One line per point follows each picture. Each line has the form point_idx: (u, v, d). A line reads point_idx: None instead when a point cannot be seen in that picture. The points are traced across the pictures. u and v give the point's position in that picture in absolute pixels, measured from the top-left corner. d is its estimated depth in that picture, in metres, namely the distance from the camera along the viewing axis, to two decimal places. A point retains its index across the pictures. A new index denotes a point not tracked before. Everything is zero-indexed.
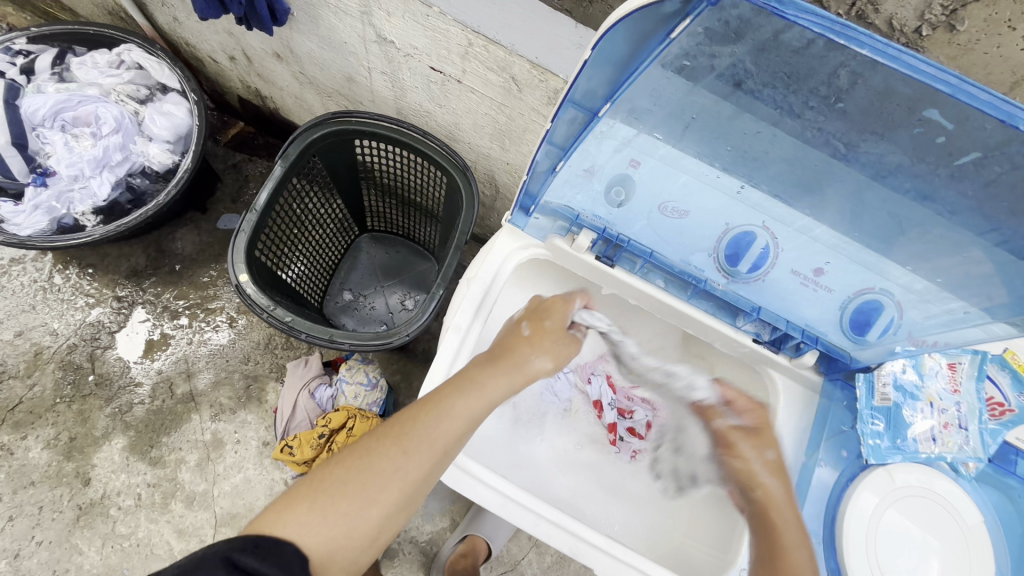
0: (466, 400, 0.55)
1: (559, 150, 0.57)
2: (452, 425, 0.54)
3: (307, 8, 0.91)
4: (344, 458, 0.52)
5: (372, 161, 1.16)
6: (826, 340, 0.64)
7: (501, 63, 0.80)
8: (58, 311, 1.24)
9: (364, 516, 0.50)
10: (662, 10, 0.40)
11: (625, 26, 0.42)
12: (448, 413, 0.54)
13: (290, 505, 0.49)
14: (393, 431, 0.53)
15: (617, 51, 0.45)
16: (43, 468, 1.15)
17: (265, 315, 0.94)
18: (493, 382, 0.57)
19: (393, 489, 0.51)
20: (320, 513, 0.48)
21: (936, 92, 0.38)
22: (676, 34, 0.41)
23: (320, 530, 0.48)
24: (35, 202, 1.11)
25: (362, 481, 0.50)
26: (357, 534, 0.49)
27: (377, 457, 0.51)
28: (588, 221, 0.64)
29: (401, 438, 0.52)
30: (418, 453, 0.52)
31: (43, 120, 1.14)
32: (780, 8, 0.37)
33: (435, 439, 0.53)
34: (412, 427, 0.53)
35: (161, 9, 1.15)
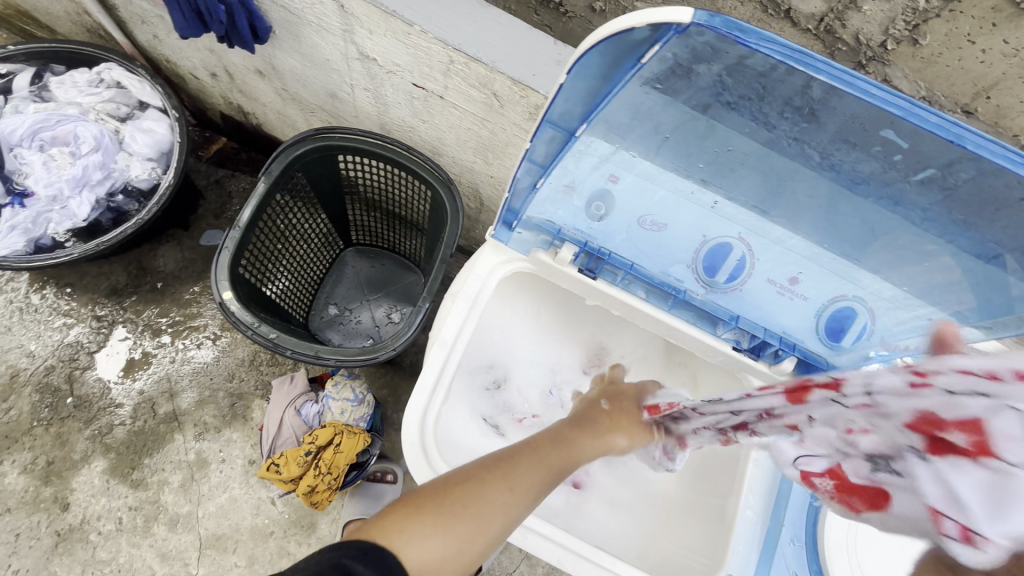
0: (565, 455, 0.59)
1: (540, 167, 0.58)
2: (549, 475, 0.57)
3: (289, 26, 0.92)
4: (461, 477, 0.54)
5: (357, 175, 1.17)
6: (803, 346, 0.66)
7: (483, 79, 0.81)
8: (35, 332, 1.21)
9: (472, 541, 0.52)
10: (632, 37, 0.42)
11: (599, 51, 0.44)
12: (553, 465, 0.58)
13: (410, 520, 0.51)
14: (500, 467, 0.55)
15: (592, 75, 0.47)
16: (20, 494, 1.12)
17: (250, 332, 0.93)
18: (582, 446, 0.62)
19: (501, 523, 0.53)
20: (441, 528, 0.51)
21: (888, 112, 0.40)
22: (647, 59, 0.43)
23: (438, 546, 0.51)
24: (12, 222, 1.09)
25: (477, 508, 0.53)
26: (463, 557, 0.52)
27: (490, 487, 0.54)
28: (570, 235, 0.65)
29: (509, 475, 0.55)
30: (523, 495, 0.54)
31: (21, 140, 1.14)
32: (743, 37, 0.40)
33: (536, 486, 0.56)
34: (522, 467, 0.56)
35: (140, 26, 1.15)
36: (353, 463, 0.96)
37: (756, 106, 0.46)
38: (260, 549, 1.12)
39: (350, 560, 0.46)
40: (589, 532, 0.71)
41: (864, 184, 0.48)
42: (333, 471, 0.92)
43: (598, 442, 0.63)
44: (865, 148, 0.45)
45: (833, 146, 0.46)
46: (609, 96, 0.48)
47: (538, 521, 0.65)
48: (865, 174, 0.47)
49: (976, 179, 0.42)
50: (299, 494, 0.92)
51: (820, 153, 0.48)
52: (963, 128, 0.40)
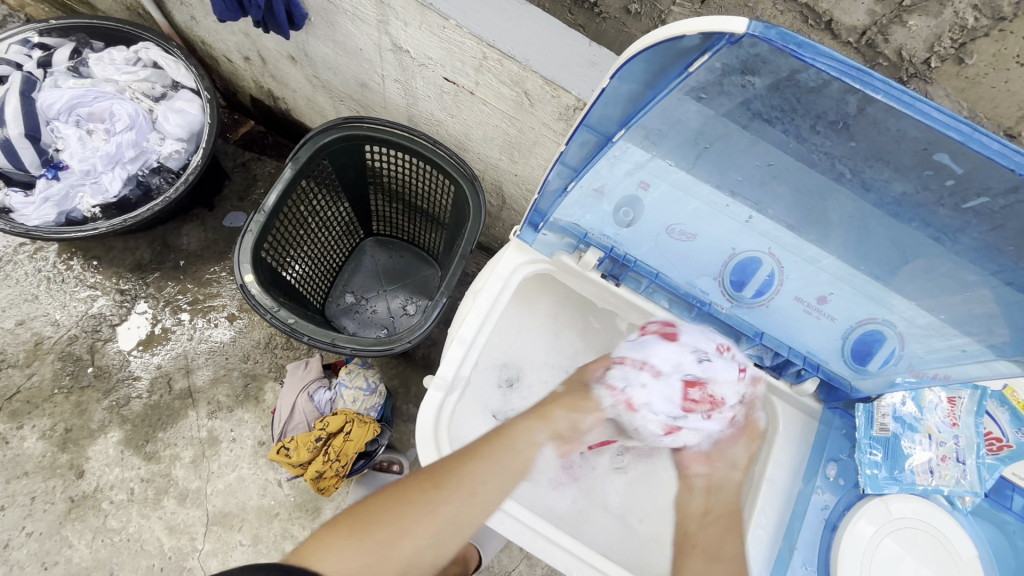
0: (498, 442, 0.61)
1: (572, 171, 0.57)
2: (476, 464, 0.58)
3: (324, 14, 0.92)
4: (383, 492, 0.58)
5: (381, 166, 1.17)
6: (827, 367, 0.64)
7: (515, 77, 0.81)
8: (61, 301, 1.24)
9: (396, 544, 0.54)
10: (681, 45, 0.42)
11: (644, 58, 0.44)
12: (483, 455, 0.59)
13: (330, 532, 0.54)
14: (428, 470, 0.59)
15: (636, 81, 0.46)
16: (38, 458, 1.15)
17: (268, 316, 0.94)
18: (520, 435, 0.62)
19: (423, 525, 0.55)
20: (359, 539, 0.53)
21: (945, 137, 0.39)
22: (694, 68, 0.43)
23: (357, 556, 0.52)
24: (45, 194, 1.12)
25: (399, 510, 0.55)
26: (390, 564, 0.53)
27: (409, 491, 0.57)
28: (596, 239, 0.64)
29: (433, 475, 0.58)
30: (449, 488, 0.57)
31: (58, 114, 1.15)
32: (799, 50, 0.39)
33: (455, 480, 0.57)
34: (444, 464, 0.59)
35: (178, 7, 1.17)
36: (362, 451, 0.97)
37: (798, 120, 0.45)
38: (265, 529, 1.14)
39: None
40: (592, 539, 0.71)
41: (905, 211, 0.47)
42: (341, 458, 0.93)
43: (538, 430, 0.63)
44: (904, 170, 0.44)
45: (877, 171, 0.45)
46: (654, 101, 0.47)
47: (545, 525, 0.65)
48: (907, 198, 0.46)
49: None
50: (306, 479, 0.92)
51: (862, 178, 0.47)
52: None
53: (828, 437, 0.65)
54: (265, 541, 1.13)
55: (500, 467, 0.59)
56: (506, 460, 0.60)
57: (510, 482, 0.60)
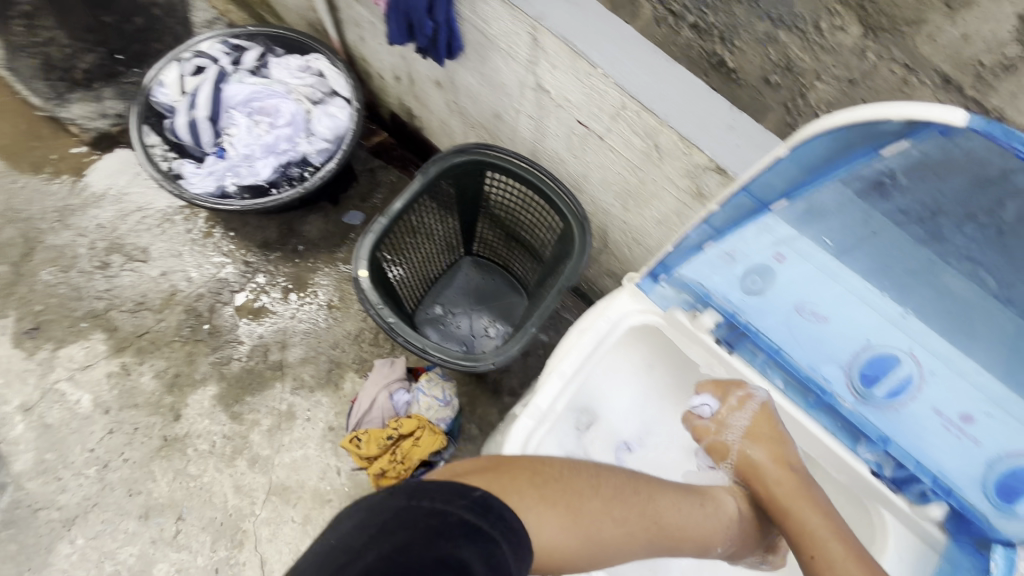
0: (699, 513, 0.65)
1: (715, 230, 0.58)
2: (683, 521, 0.63)
3: (480, 49, 1.00)
4: (593, 492, 0.59)
5: (496, 192, 1.23)
6: (962, 496, 0.55)
7: (649, 130, 0.83)
8: (197, 261, 1.40)
9: (593, 558, 0.58)
10: (881, 127, 0.44)
11: (835, 135, 0.46)
12: (679, 505, 0.64)
13: (550, 506, 0.55)
14: (640, 494, 0.62)
15: (817, 156, 0.49)
16: (148, 394, 1.28)
17: (372, 311, 1.00)
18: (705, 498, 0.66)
19: (611, 552, 0.60)
20: (582, 540, 0.56)
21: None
22: (887, 150, 0.45)
23: (569, 541, 0.56)
24: (211, 169, 1.30)
25: (610, 511, 0.59)
26: (578, 562, 0.58)
27: (622, 523, 0.59)
28: (717, 303, 0.61)
29: (648, 512, 0.61)
30: (654, 539, 0.61)
31: (237, 105, 1.34)
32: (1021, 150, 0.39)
33: (648, 526, 0.61)
34: (654, 502, 0.62)
35: (352, 28, 1.32)
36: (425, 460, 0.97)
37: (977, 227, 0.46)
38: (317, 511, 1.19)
39: (507, 556, 0.47)
40: None
41: None
42: (406, 462, 0.95)
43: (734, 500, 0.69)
44: None
45: None
46: (834, 173, 0.49)
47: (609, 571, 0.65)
48: None
49: None
50: (370, 473, 0.96)
51: None
52: None
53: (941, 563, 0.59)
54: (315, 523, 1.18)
55: (698, 532, 0.64)
56: (712, 534, 0.65)
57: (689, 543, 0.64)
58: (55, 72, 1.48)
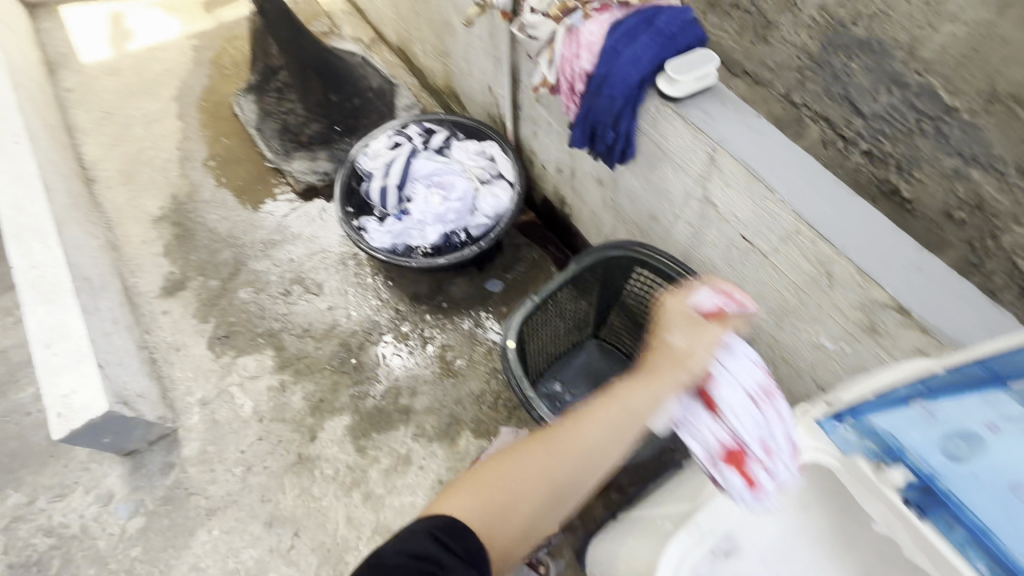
0: (649, 389, 0.65)
1: (928, 390, 0.59)
2: (589, 431, 0.66)
3: (651, 159, 1.08)
4: (573, 453, 0.66)
5: (640, 287, 1.27)
6: None
7: (822, 258, 0.83)
8: (357, 302, 1.59)
9: (535, 494, 0.64)
10: None
11: None
12: (569, 428, 0.67)
13: (459, 495, 0.64)
14: (545, 439, 0.67)
15: None
16: (294, 412, 1.44)
17: (513, 381, 1.05)
18: (604, 419, 0.66)
19: (576, 478, 0.66)
20: (529, 489, 0.65)
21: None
22: None
23: (476, 509, 0.62)
24: (390, 229, 1.49)
25: (510, 468, 0.66)
26: (516, 522, 0.63)
27: (539, 468, 0.65)
28: (912, 458, 0.56)
29: (550, 444, 0.66)
30: (565, 455, 0.65)
31: (420, 177, 1.55)
32: None
33: (577, 445, 0.66)
34: (566, 439, 0.66)
35: (528, 124, 1.51)
36: None
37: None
38: None
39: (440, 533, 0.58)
40: None
41: None
42: None
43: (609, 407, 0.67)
44: None
45: None
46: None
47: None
48: None
49: None
50: None
51: None
52: None
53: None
54: None
55: (610, 442, 0.66)
56: (609, 447, 0.66)
57: (592, 467, 0.66)
58: (287, 134, 1.84)
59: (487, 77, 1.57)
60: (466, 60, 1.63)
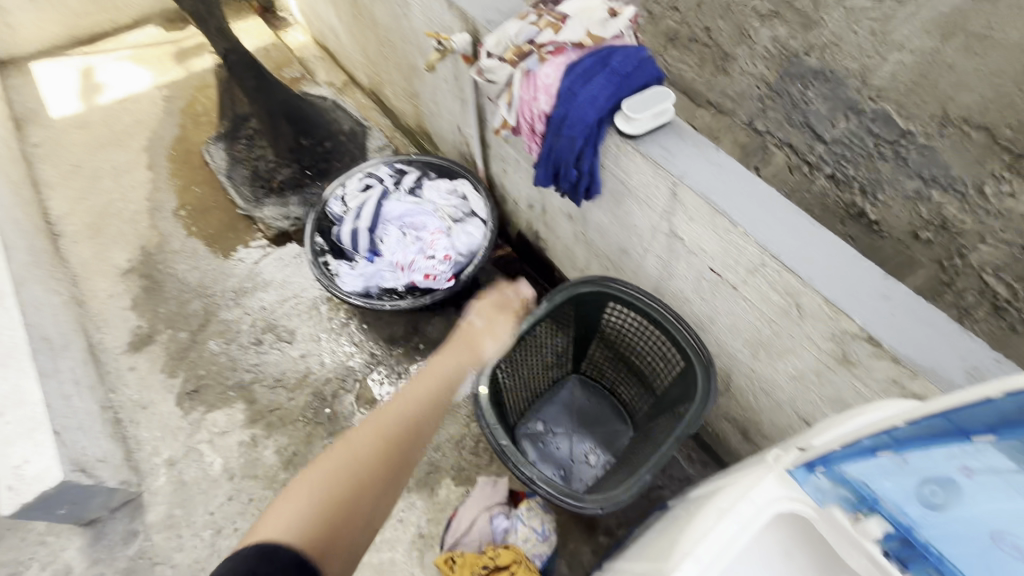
0: (418, 379, 0.81)
1: (896, 441, 0.52)
2: (393, 407, 0.74)
3: (617, 194, 1.08)
4: (370, 432, 0.70)
5: (615, 321, 1.25)
6: None
7: (790, 290, 0.82)
8: (331, 348, 1.56)
9: (361, 485, 0.64)
10: None
11: None
12: (380, 410, 0.74)
13: (275, 508, 0.60)
14: (371, 425, 0.71)
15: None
16: (266, 468, 1.38)
17: (486, 429, 1.01)
18: (419, 385, 0.79)
19: (402, 437, 0.71)
20: (368, 464, 0.66)
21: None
22: None
23: (292, 511, 0.59)
24: (362, 271, 1.48)
25: (329, 463, 0.65)
26: (355, 507, 0.63)
27: (365, 452, 0.67)
28: (888, 509, 0.50)
29: (377, 427, 0.70)
30: (385, 437, 0.69)
31: (391, 218, 1.54)
32: None
33: (393, 414, 0.73)
34: (375, 420, 0.72)
35: (498, 162, 1.51)
36: None
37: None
38: None
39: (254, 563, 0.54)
40: None
41: None
42: None
43: (405, 385, 0.79)
44: None
45: None
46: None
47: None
48: None
49: None
50: None
51: None
52: None
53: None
54: None
55: (409, 413, 0.74)
56: (412, 414, 0.74)
57: (409, 430, 0.72)
58: (258, 181, 1.83)
59: (455, 117, 1.57)
60: (435, 101, 1.64)
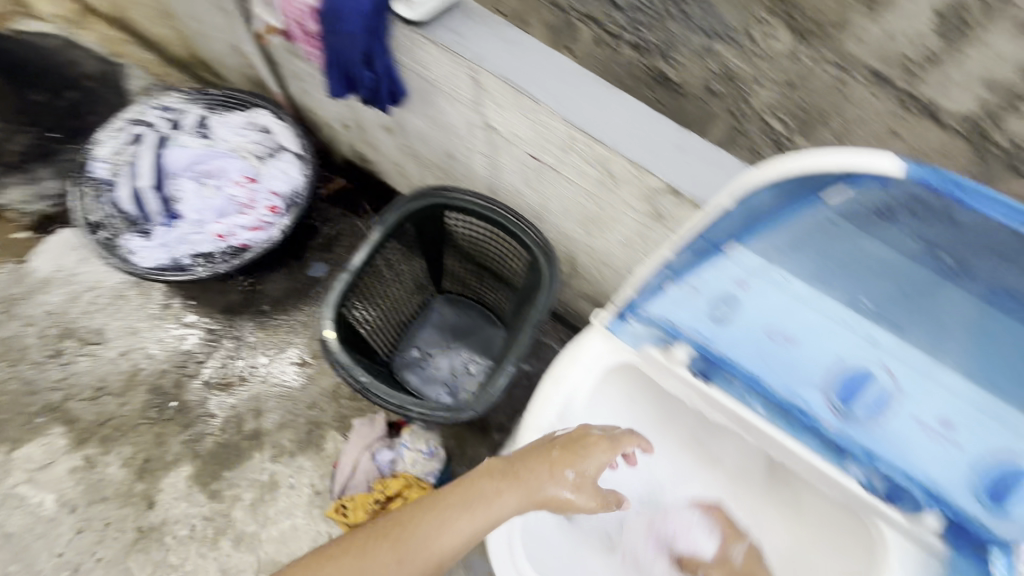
0: (478, 516, 0.59)
1: (676, 272, 0.59)
2: (437, 537, 0.58)
3: (424, 93, 0.99)
4: (398, 560, 0.56)
5: (459, 230, 1.21)
6: (958, 507, 0.54)
7: (601, 159, 0.83)
8: (157, 336, 1.34)
9: None
10: (821, 175, 0.47)
11: (776, 184, 0.50)
12: (439, 517, 0.59)
13: None
14: (393, 534, 0.57)
15: (764, 202, 0.52)
16: (116, 485, 1.21)
17: (344, 372, 0.96)
18: (466, 527, 0.58)
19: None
20: None
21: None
22: (829, 193, 0.49)
23: None
24: (162, 240, 1.25)
25: (344, 564, 0.56)
26: None
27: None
28: (688, 335, 0.60)
29: (398, 545, 0.57)
30: (408, 564, 0.57)
31: (181, 169, 1.32)
32: (956, 191, 0.43)
33: (430, 543, 0.57)
34: (407, 535, 0.58)
35: (293, 81, 1.30)
36: None
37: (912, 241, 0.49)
38: None
39: None
40: None
41: None
42: None
43: (463, 520, 0.59)
44: None
45: None
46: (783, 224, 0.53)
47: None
48: None
49: None
50: None
51: None
52: None
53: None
54: None
55: (457, 542, 0.58)
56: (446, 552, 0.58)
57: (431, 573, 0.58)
58: None
59: (226, 34, 1.31)
60: (196, 17, 1.34)
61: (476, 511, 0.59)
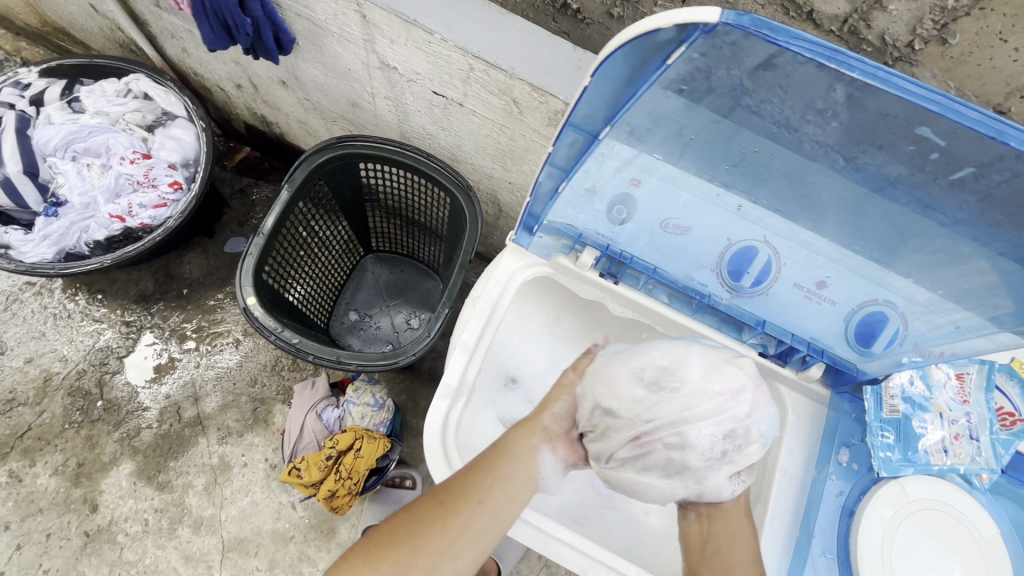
0: (508, 447, 0.61)
1: (562, 172, 0.58)
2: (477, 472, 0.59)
3: (312, 37, 0.93)
4: (442, 503, 0.58)
5: (377, 183, 1.18)
6: (832, 352, 0.65)
7: (502, 86, 0.82)
8: (68, 336, 1.25)
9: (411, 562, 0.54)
10: (658, 38, 0.42)
11: (625, 51, 0.44)
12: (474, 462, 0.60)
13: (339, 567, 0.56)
14: (433, 491, 0.60)
15: (618, 76, 0.46)
16: (51, 494, 1.15)
17: (273, 337, 0.94)
18: (505, 456, 0.61)
19: (467, 518, 0.57)
20: (431, 534, 0.56)
21: (919, 108, 0.39)
22: (672, 59, 0.43)
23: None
24: (44, 232, 1.13)
25: (403, 528, 0.57)
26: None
27: (426, 526, 0.56)
28: (591, 238, 0.66)
29: (438, 492, 0.59)
30: (453, 500, 0.58)
31: (54, 150, 1.18)
32: (772, 36, 0.39)
33: (470, 481, 0.59)
34: (448, 483, 0.60)
35: (169, 40, 1.19)
36: (373, 468, 0.97)
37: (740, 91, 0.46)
38: (281, 553, 1.13)
39: None
40: (607, 539, 0.69)
41: (892, 185, 0.47)
42: (353, 476, 0.93)
43: (502, 455, 0.61)
44: (879, 143, 0.44)
45: (862, 147, 0.45)
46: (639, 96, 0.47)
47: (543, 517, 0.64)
48: (903, 178, 0.46)
49: (1015, 181, 0.41)
50: (319, 498, 0.93)
51: (847, 156, 0.47)
52: (1004, 124, 0.38)
53: (823, 498, 0.65)
54: (283, 565, 1.12)
55: (499, 477, 0.59)
56: (499, 479, 0.59)
57: (489, 513, 0.57)
58: None
59: None
60: None
61: (504, 446, 0.62)
